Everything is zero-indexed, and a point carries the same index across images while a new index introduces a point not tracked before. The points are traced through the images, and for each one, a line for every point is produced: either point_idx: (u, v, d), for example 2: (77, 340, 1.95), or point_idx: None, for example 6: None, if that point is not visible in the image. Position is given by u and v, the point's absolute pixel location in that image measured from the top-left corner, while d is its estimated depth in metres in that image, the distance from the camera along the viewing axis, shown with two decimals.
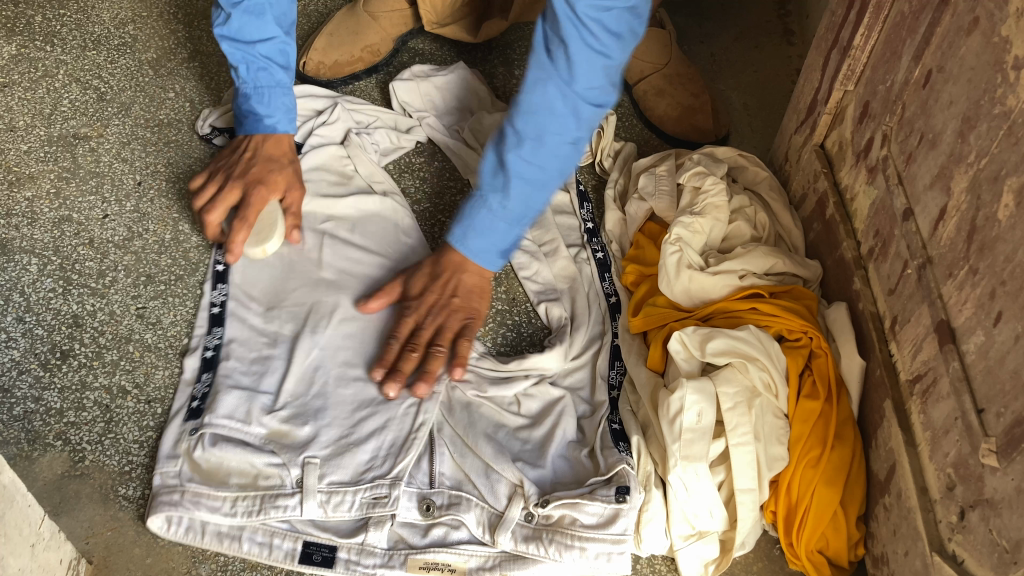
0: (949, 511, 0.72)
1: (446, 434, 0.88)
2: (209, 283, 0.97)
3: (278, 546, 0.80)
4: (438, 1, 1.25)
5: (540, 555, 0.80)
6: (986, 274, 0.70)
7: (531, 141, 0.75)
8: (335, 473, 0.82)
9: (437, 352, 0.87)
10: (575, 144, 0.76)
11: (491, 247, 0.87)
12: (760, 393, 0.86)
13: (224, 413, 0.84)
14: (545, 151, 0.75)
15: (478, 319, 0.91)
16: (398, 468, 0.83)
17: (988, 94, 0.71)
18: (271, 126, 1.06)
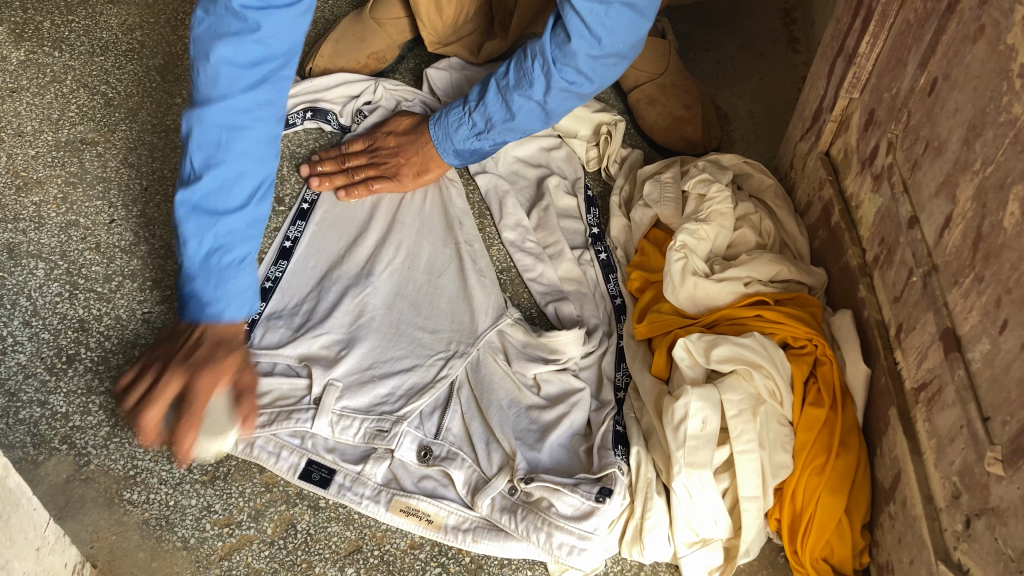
0: (955, 519, 0.72)
1: (463, 396, 0.93)
2: (271, 259, 1.03)
3: (284, 458, 0.87)
4: (435, 20, 1.24)
5: (511, 528, 0.83)
6: (992, 282, 0.70)
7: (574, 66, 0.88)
8: (352, 400, 0.90)
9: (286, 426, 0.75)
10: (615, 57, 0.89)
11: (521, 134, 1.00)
12: (765, 400, 0.86)
13: (266, 341, 0.95)
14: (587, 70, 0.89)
15: None
16: (407, 408, 0.90)
17: (994, 103, 0.71)
18: None
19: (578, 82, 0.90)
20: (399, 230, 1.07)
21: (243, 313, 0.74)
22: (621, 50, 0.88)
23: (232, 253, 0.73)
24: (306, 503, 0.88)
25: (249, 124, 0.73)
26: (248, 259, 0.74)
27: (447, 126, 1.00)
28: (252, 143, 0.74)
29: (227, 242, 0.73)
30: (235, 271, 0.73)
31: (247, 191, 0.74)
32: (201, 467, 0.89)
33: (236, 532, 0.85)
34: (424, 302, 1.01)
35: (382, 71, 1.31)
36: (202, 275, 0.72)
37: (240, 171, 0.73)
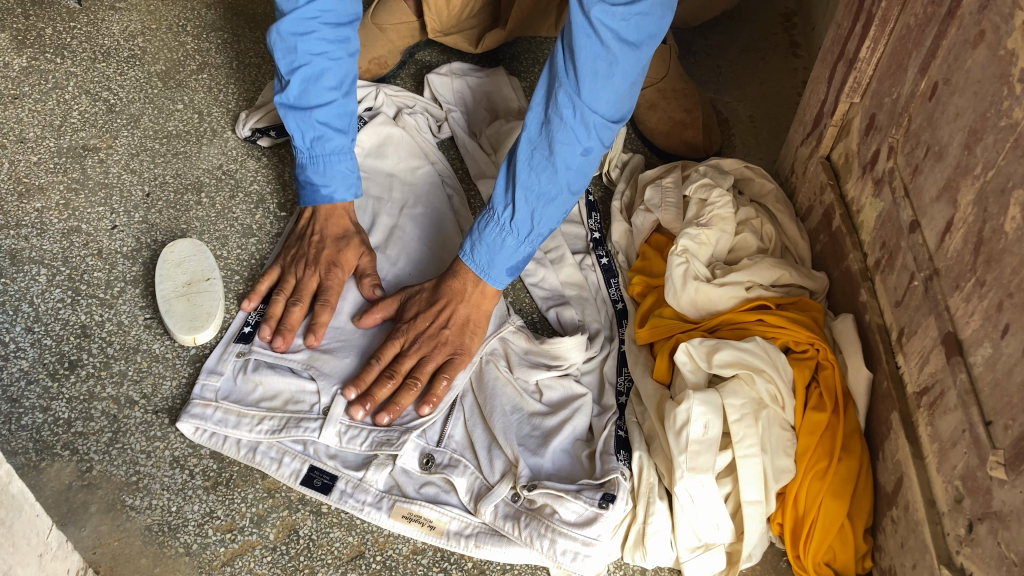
0: (957, 524, 0.72)
1: (466, 402, 0.93)
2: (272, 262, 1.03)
3: (285, 464, 0.88)
4: (444, 11, 1.25)
5: (513, 535, 0.83)
6: (993, 286, 0.70)
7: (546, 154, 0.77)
8: None
9: (413, 384, 0.87)
10: (587, 155, 0.78)
11: (500, 262, 0.86)
12: (766, 405, 0.86)
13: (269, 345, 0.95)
14: (558, 164, 0.77)
15: (467, 357, 0.91)
16: (416, 420, 0.89)
17: (994, 107, 0.71)
18: (328, 195, 1.01)
19: (610, 72, 0.72)
20: (400, 239, 1.07)
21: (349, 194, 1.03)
22: (655, 30, 0.73)
23: (331, 141, 0.99)
24: (309, 508, 0.88)
25: (316, 28, 0.93)
26: (344, 141, 1.00)
27: (491, 240, 0.84)
28: (324, 42, 0.94)
29: (323, 134, 0.99)
30: (336, 156, 1.00)
31: (331, 86, 0.97)
32: (203, 473, 0.89)
33: (238, 538, 0.85)
34: None
35: (384, 77, 1.32)
36: (309, 166, 1.01)
37: (321, 70, 0.96)
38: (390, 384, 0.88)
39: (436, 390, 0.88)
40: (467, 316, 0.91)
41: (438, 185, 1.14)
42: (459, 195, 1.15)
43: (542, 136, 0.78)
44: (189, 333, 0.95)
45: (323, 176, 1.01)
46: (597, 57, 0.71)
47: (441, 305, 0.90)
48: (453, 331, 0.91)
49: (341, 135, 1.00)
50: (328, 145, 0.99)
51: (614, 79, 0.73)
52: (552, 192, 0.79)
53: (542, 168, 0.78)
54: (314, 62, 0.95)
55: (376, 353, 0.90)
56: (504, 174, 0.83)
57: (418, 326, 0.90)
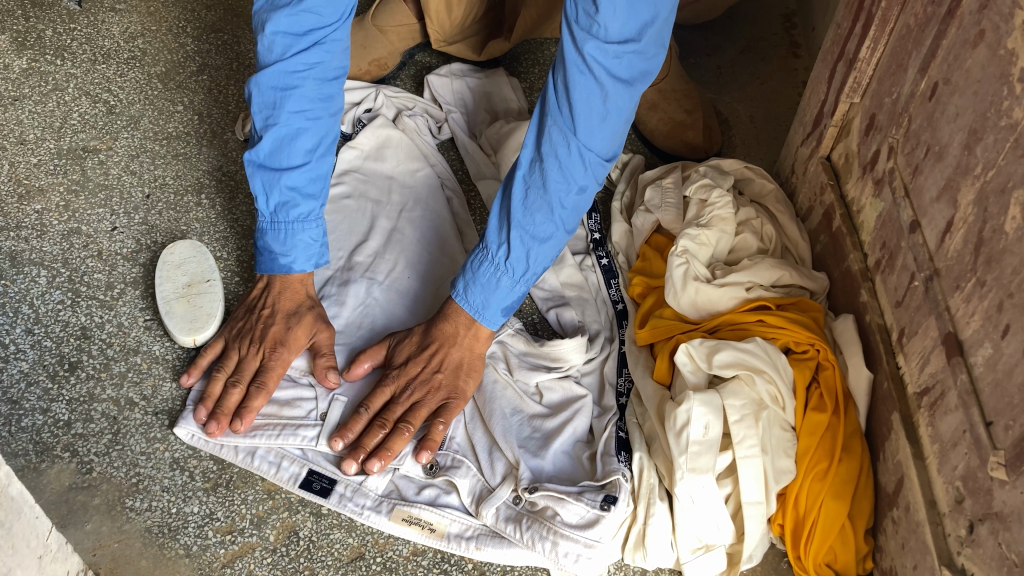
0: (958, 525, 0.72)
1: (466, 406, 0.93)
2: None
3: (285, 468, 0.87)
4: (445, 21, 1.25)
5: (515, 537, 0.83)
6: (994, 286, 0.70)
7: (537, 190, 0.76)
8: None
9: (405, 430, 0.84)
10: (582, 194, 0.77)
11: (492, 303, 0.84)
12: (767, 405, 0.86)
13: None
14: (551, 202, 0.76)
15: (461, 399, 0.88)
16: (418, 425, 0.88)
17: (994, 107, 0.71)
18: (287, 266, 0.91)
19: (604, 109, 0.71)
20: (399, 241, 1.07)
21: (309, 263, 0.92)
22: (647, 66, 0.71)
23: (298, 208, 0.88)
24: (309, 510, 0.88)
25: (300, 84, 0.84)
26: (312, 208, 0.90)
27: (487, 279, 0.82)
28: (306, 99, 0.85)
29: (291, 199, 0.88)
30: (300, 229, 0.90)
31: (306, 150, 0.87)
32: (203, 474, 0.89)
33: (238, 539, 0.85)
34: (425, 310, 1.01)
35: (384, 78, 1.32)
36: (273, 232, 0.90)
37: (297, 130, 0.86)
38: (382, 433, 0.84)
39: (431, 435, 0.85)
40: (460, 360, 0.88)
41: (437, 187, 1.14)
42: (459, 196, 1.15)
43: (535, 172, 0.76)
44: (189, 335, 0.95)
45: (286, 247, 0.90)
46: (591, 93, 0.70)
47: (433, 349, 0.88)
48: (446, 374, 0.88)
49: (311, 202, 0.89)
50: (296, 211, 0.89)
51: (609, 117, 0.72)
52: (548, 232, 0.78)
53: (537, 208, 0.77)
54: (289, 124, 0.85)
55: (365, 402, 0.86)
56: (496, 211, 0.81)
57: (409, 371, 0.87)
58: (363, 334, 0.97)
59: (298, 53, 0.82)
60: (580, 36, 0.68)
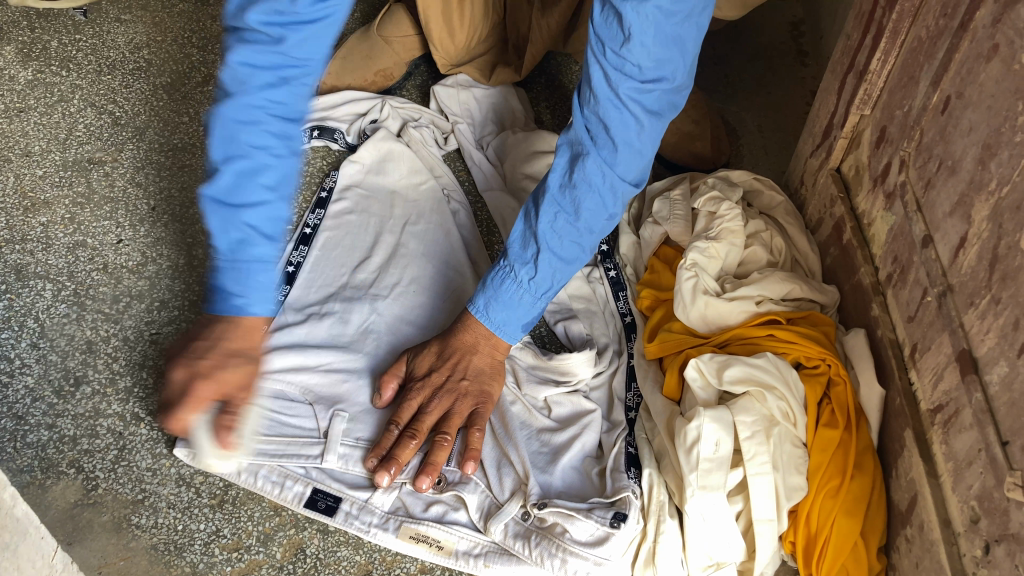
0: (974, 545, 0.71)
1: None
2: (275, 283, 1.02)
3: (289, 488, 0.86)
4: (449, 46, 1.24)
5: (525, 554, 0.82)
6: (1010, 304, 0.69)
7: (567, 214, 0.76)
8: (361, 431, 0.89)
9: (442, 442, 0.84)
10: (610, 219, 0.77)
11: (515, 319, 0.84)
12: (778, 421, 0.85)
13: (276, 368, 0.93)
14: (582, 225, 0.76)
15: (489, 402, 0.89)
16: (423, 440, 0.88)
17: (1009, 122, 0.70)
18: (239, 307, 0.64)
19: (638, 141, 0.71)
20: (404, 255, 1.07)
21: (263, 311, 0.65)
22: (678, 98, 0.70)
23: (258, 247, 0.62)
24: (316, 527, 0.87)
25: (263, 119, 0.61)
26: (274, 251, 0.63)
27: (510, 297, 0.82)
28: (268, 134, 0.62)
29: (248, 237, 0.62)
30: (260, 267, 0.63)
31: (269, 185, 0.62)
32: (210, 490, 0.88)
33: (245, 557, 0.84)
34: (430, 325, 1.00)
35: (390, 88, 1.31)
36: (226, 267, 0.63)
37: (258, 163, 0.62)
38: (414, 444, 0.84)
39: (470, 444, 0.86)
40: (483, 365, 0.88)
41: (442, 200, 1.14)
42: (465, 209, 1.14)
43: (564, 198, 0.75)
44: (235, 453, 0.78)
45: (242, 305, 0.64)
46: (626, 128, 0.69)
47: (455, 359, 0.88)
48: (472, 381, 0.88)
49: (271, 242, 0.63)
50: (255, 253, 0.62)
51: (643, 148, 0.72)
52: (574, 254, 0.79)
53: (566, 232, 0.77)
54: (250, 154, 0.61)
55: (393, 418, 0.86)
56: (520, 229, 0.80)
57: (433, 382, 0.87)
58: (368, 350, 0.96)
59: (263, 88, 0.61)
60: (616, 74, 0.67)
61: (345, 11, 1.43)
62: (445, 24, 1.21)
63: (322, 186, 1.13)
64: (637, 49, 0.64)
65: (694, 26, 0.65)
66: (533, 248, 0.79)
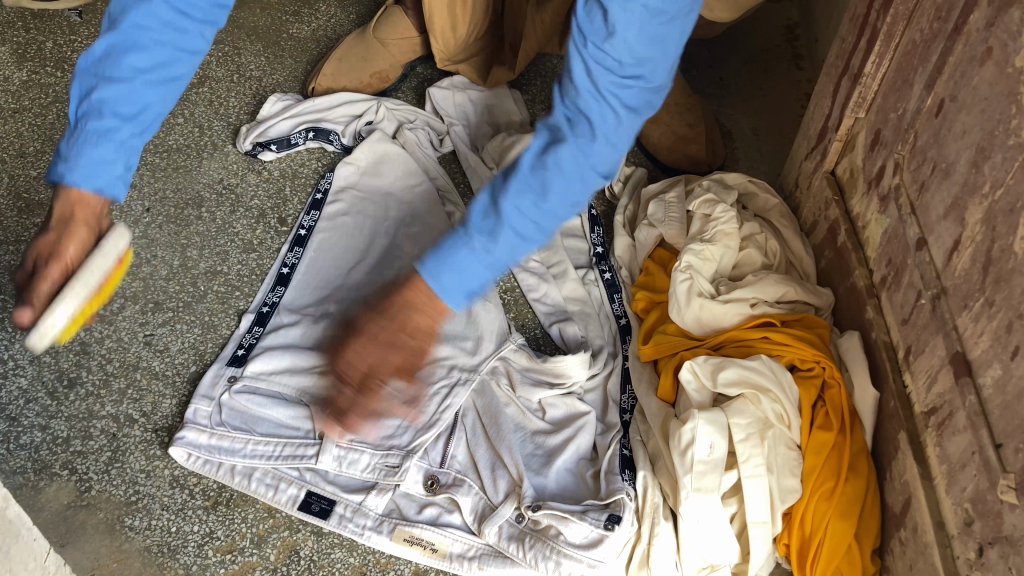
0: (967, 547, 0.71)
1: (468, 421, 0.93)
2: (269, 285, 1.03)
3: (283, 490, 0.86)
4: (451, 40, 1.22)
5: (519, 557, 0.82)
6: (1003, 307, 0.69)
7: (535, 193, 0.63)
8: None
9: None
10: (579, 208, 0.65)
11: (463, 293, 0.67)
12: (772, 424, 0.85)
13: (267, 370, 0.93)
14: (550, 202, 0.63)
15: None
16: (416, 442, 0.89)
17: (1002, 125, 0.70)
18: (66, 173, 0.68)
19: (616, 136, 0.63)
20: (399, 257, 1.07)
21: (91, 185, 0.68)
22: (657, 94, 0.64)
23: (99, 145, 0.67)
24: (310, 529, 0.87)
25: (151, 29, 0.67)
26: (123, 133, 0.68)
27: (455, 262, 0.65)
28: (156, 23, 0.67)
29: (108, 127, 0.67)
30: (105, 154, 0.68)
31: (140, 70, 0.68)
32: (204, 492, 0.88)
33: (239, 559, 0.84)
34: None
35: (386, 90, 1.31)
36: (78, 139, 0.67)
37: (138, 44, 0.67)
38: None
39: None
40: None
41: (437, 201, 1.13)
42: (460, 212, 1.14)
43: (531, 177, 0.63)
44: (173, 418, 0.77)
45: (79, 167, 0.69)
46: (604, 123, 0.62)
47: None
48: None
49: (123, 120, 0.68)
50: (98, 149, 0.67)
51: (622, 145, 0.65)
52: (536, 233, 0.65)
53: (526, 210, 0.63)
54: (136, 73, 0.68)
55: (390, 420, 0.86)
56: (483, 198, 0.65)
57: None
58: None
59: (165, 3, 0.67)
60: (592, 66, 0.60)
61: (341, 13, 1.43)
62: (448, 17, 1.18)
63: (318, 187, 1.13)
64: (617, 44, 0.59)
65: (676, 26, 0.60)
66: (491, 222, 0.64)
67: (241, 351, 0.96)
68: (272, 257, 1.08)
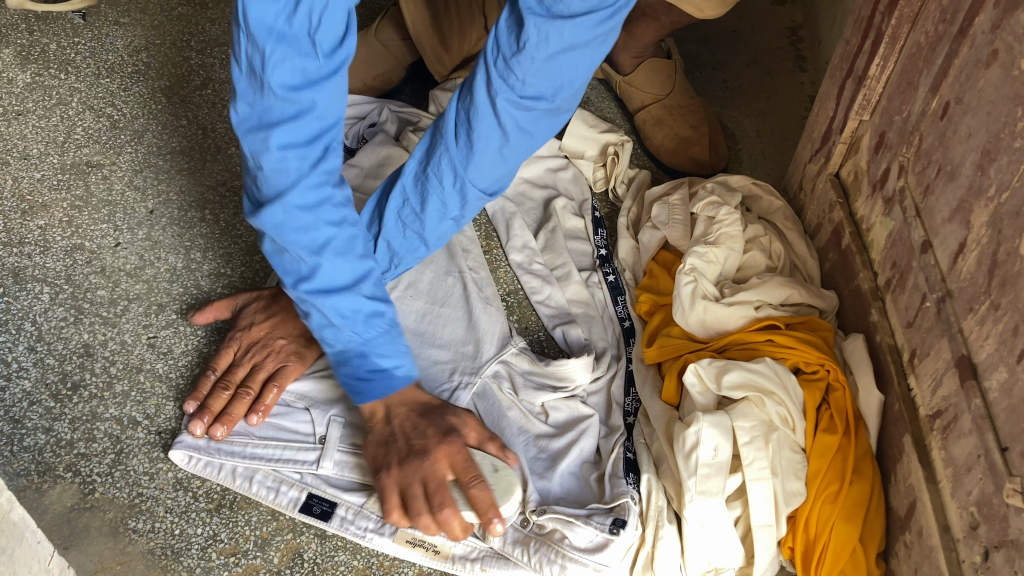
0: (973, 551, 0.71)
1: None
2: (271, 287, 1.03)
3: (284, 493, 0.86)
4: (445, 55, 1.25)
5: (523, 560, 0.82)
6: (1009, 310, 0.69)
7: (505, 77, 0.71)
8: (357, 436, 0.89)
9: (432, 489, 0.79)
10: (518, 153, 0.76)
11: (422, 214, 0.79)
12: (778, 427, 0.85)
13: None
14: (502, 128, 0.73)
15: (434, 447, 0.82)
16: None
17: (1008, 128, 0.70)
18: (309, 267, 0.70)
19: (557, 85, 0.72)
20: None
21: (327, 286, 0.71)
22: (588, 61, 0.72)
23: (337, 243, 0.71)
24: (313, 531, 0.87)
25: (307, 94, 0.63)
26: (343, 236, 0.71)
27: (414, 211, 0.79)
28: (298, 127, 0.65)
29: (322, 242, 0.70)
30: (338, 256, 0.71)
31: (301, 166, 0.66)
32: (207, 495, 0.88)
33: (242, 561, 0.84)
34: (428, 330, 1.00)
35: (389, 92, 1.31)
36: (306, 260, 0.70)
37: (283, 154, 0.65)
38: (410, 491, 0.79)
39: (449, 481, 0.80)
40: None
41: None
42: None
43: (485, 128, 0.73)
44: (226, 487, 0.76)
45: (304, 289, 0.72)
46: (550, 78, 0.71)
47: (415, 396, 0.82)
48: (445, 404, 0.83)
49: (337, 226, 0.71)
50: (298, 226, 0.68)
51: (555, 95, 0.73)
52: (491, 171, 0.75)
53: (479, 166, 0.75)
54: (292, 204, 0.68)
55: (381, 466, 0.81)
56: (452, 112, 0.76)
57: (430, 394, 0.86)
58: None
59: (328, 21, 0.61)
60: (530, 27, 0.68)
61: None
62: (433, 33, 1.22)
63: None
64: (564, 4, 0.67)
65: (585, 56, 0.71)
66: (460, 134, 0.74)
67: None
68: None
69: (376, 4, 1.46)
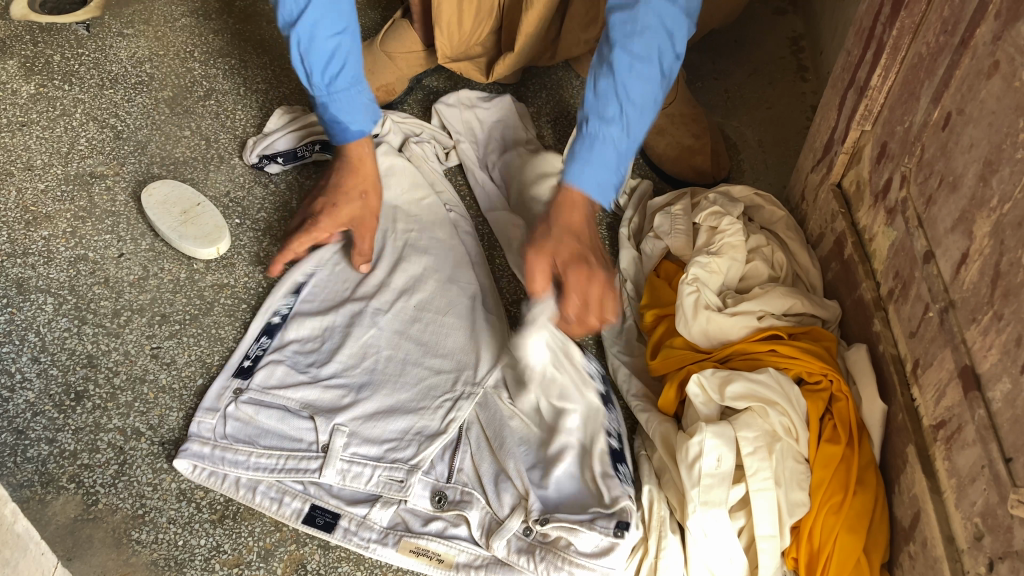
0: (977, 562, 0.70)
1: (473, 433, 0.93)
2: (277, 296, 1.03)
3: (287, 504, 0.86)
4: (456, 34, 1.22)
5: (530, 567, 0.82)
6: (1012, 320, 0.69)
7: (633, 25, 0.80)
8: (362, 446, 0.89)
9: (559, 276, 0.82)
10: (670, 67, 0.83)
11: (600, 177, 0.83)
12: (781, 437, 0.85)
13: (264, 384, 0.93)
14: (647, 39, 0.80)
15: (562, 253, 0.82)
16: (419, 456, 0.88)
17: (1010, 139, 0.70)
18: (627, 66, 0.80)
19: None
20: (406, 269, 1.07)
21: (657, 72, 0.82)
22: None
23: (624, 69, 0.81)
24: (317, 542, 0.86)
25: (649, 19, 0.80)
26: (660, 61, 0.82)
27: (591, 150, 0.82)
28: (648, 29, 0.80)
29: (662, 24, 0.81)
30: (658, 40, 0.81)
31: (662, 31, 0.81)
32: (210, 505, 0.88)
33: (245, 573, 0.84)
34: (431, 340, 1.00)
35: (392, 103, 1.31)
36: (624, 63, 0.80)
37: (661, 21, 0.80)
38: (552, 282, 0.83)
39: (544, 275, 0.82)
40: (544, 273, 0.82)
41: (442, 213, 1.14)
42: (465, 222, 1.15)
43: (625, 54, 0.80)
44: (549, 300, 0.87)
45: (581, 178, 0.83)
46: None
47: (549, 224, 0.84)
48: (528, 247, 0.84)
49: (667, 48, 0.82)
50: (648, 41, 0.80)
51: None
52: (649, 100, 0.82)
53: (628, 87, 0.81)
54: (642, 18, 0.80)
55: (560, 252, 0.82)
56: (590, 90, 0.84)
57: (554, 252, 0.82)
58: (367, 366, 0.96)
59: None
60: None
61: None
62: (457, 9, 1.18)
63: None
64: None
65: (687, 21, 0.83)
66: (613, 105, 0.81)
67: (247, 362, 0.96)
68: (279, 270, 1.09)
69: (379, 16, 1.47)
